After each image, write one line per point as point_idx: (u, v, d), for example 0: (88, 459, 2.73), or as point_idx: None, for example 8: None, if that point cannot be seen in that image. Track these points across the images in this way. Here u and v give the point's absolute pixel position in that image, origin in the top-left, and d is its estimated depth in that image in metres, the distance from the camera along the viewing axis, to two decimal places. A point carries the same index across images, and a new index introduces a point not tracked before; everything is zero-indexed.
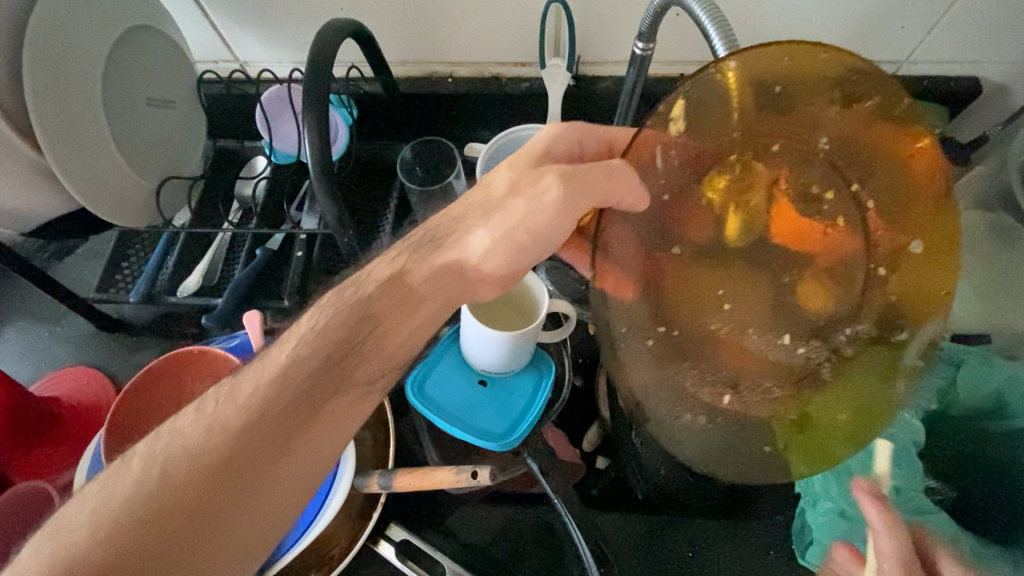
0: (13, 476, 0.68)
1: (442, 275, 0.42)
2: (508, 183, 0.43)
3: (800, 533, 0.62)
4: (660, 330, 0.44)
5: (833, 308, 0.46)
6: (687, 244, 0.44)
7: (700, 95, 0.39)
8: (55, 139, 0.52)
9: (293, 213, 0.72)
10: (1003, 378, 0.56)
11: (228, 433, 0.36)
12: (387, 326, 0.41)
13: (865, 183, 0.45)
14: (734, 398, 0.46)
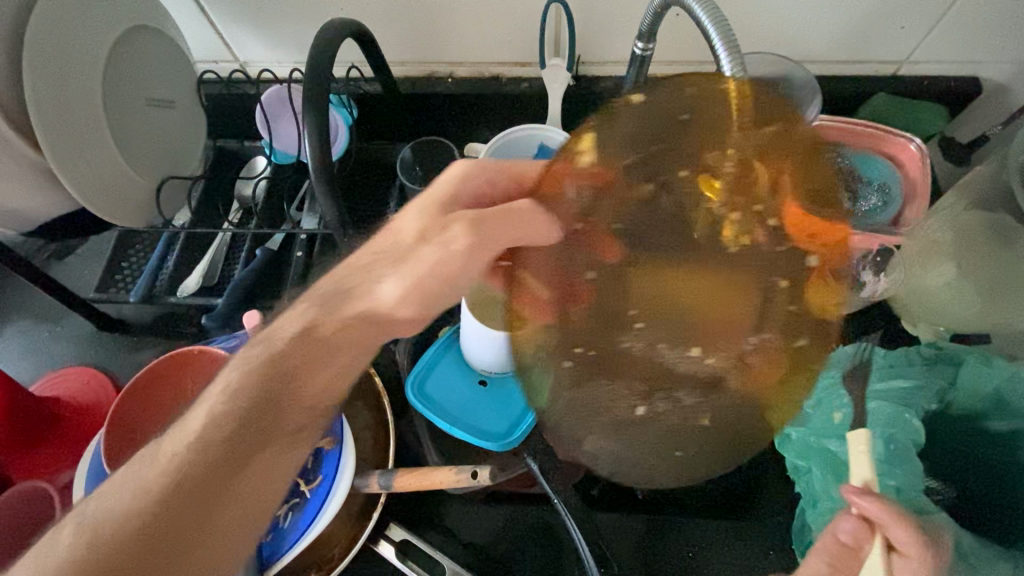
0: (13, 476, 0.68)
1: (354, 324, 0.41)
2: (417, 230, 0.42)
3: (800, 533, 0.61)
4: (573, 356, 0.47)
5: (742, 329, 0.45)
6: (596, 269, 0.44)
7: (610, 130, 0.43)
8: (57, 139, 0.53)
9: (293, 213, 0.72)
10: (1002, 377, 0.56)
11: (151, 498, 0.38)
12: (305, 377, 0.41)
13: (774, 203, 0.44)
14: (647, 408, 0.49)
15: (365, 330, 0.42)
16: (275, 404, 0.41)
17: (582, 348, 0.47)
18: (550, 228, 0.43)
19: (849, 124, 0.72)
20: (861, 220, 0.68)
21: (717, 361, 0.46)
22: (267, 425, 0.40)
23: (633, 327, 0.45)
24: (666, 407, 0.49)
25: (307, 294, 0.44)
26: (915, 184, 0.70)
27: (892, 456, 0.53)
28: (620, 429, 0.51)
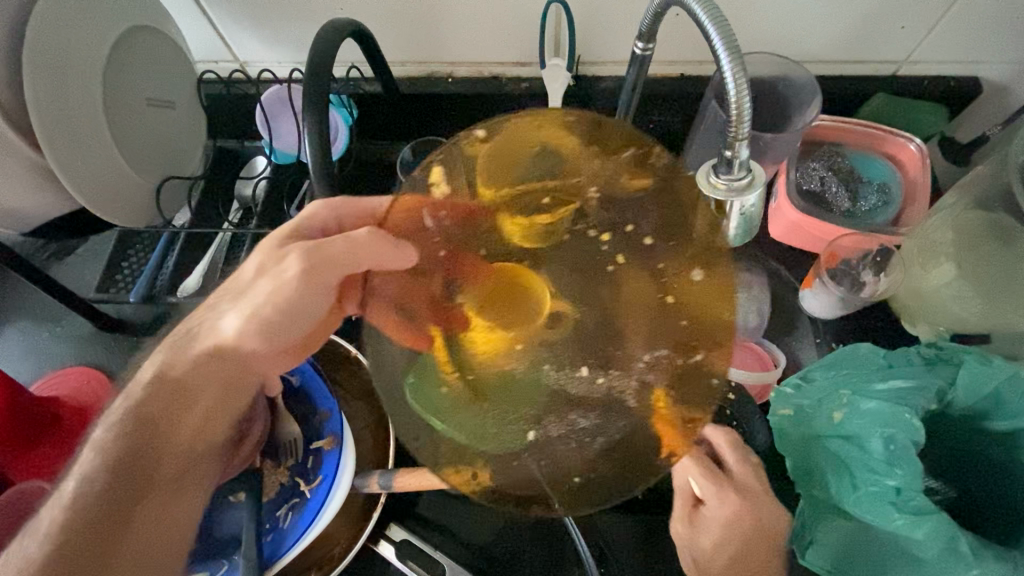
0: (13, 476, 0.68)
1: (206, 361, 0.48)
2: (255, 265, 0.48)
3: (798, 534, 0.59)
4: (455, 378, 0.49)
5: (633, 341, 0.52)
6: (466, 293, 0.52)
7: (455, 163, 0.55)
8: (57, 139, 0.53)
9: (292, 212, 0.71)
10: (1002, 377, 0.55)
11: (41, 562, 0.41)
12: (169, 420, 0.47)
13: (639, 224, 0.56)
14: (539, 432, 0.48)
15: (222, 363, 0.48)
16: (148, 452, 0.46)
17: (461, 375, 0.50)
18: (397, 251, 0.49)
19: (848, 124, 0.72)
20: (857, 221, 0.69)
21: (593, 380, 0.51)
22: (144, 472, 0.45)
23: (513, 347, 0.51)
24: (557, 431, 0.49)
25: (158, 353, 0.50)
26: (915, 185, 0.70)
27: (892, 457, 0.53)
28: (507, 460, 0.47)
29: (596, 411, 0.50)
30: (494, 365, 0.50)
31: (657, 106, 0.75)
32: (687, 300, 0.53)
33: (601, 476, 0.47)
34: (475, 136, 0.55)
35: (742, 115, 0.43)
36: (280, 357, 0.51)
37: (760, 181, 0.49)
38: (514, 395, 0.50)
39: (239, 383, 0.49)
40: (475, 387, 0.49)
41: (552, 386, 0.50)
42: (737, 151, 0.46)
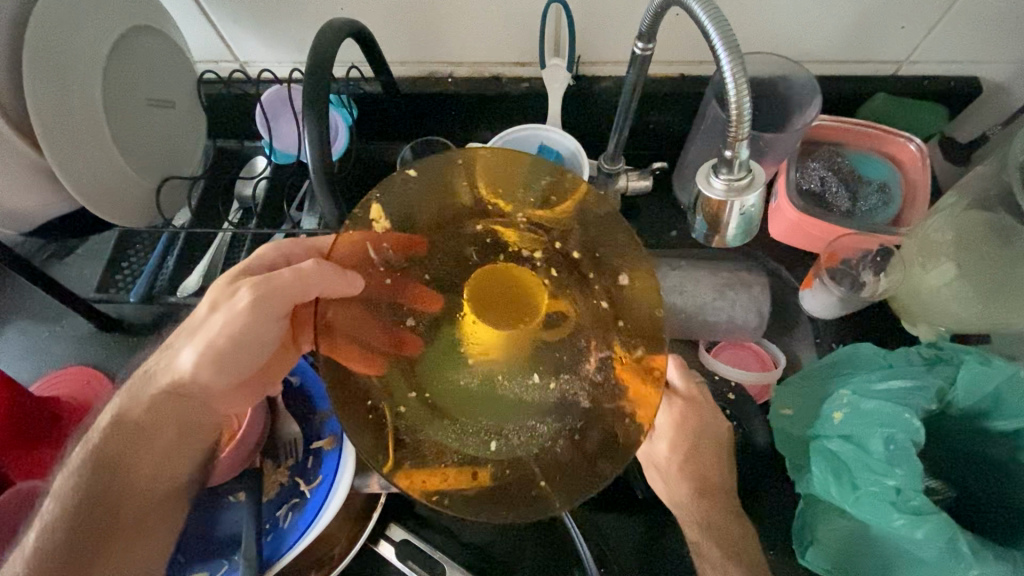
0: (13, 476, 0.67)
1: (162, 401, 0.50)
2: (208, 302, 0.50)
3: (799, 533, 0.60)
4: (411, 396, 0.48)
5: (576, 344, 0.52)
6: (419, 317, 0.51)
7: (390, 198, 0.51)
8: (56, 138, 0.52)
9: (293, 212, 0.72)
10: (1003, 378, 0.55)
11: None
12: (129, 459, 0.49)
13: (567, 241, 0.54)
14: (502, 442, 0.47)
15: (178, 400, 0.50)
16: (109, 495, 0.48)
17: (419, 394, 0.48)
18: (342, 278, 0.48)
19: (848, 124, 0.72)
20: (858, 221, 0.69)
21: (545, 385, 0.51)
22: (105, 514, 0.48)
23: (461, 361, 0.50)
24: (519, 438, 0.48)
25: (119, 398, 0.52)
26: (915, 185, 0.70)
27: (891, 456, 0.53)
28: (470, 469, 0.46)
29: (552, 413, 0.49)
30: (447, 379, 0.49)
31: (657, 106, 0.75)
32: (621, 304, 0.52)
33: (564, 475, 0.46)
34: (407, 177, 0.52)
35: (742, 116, 0.42)
36: (235, 392, 0.53)
37: (761, 181, 0.47)
38: (474, 410, 0.48)
39: (193, 422, 0.51)
40: (432, 404, 0.48)
41: (508, 395, 0.49)
42: (737, 151, 0.44)
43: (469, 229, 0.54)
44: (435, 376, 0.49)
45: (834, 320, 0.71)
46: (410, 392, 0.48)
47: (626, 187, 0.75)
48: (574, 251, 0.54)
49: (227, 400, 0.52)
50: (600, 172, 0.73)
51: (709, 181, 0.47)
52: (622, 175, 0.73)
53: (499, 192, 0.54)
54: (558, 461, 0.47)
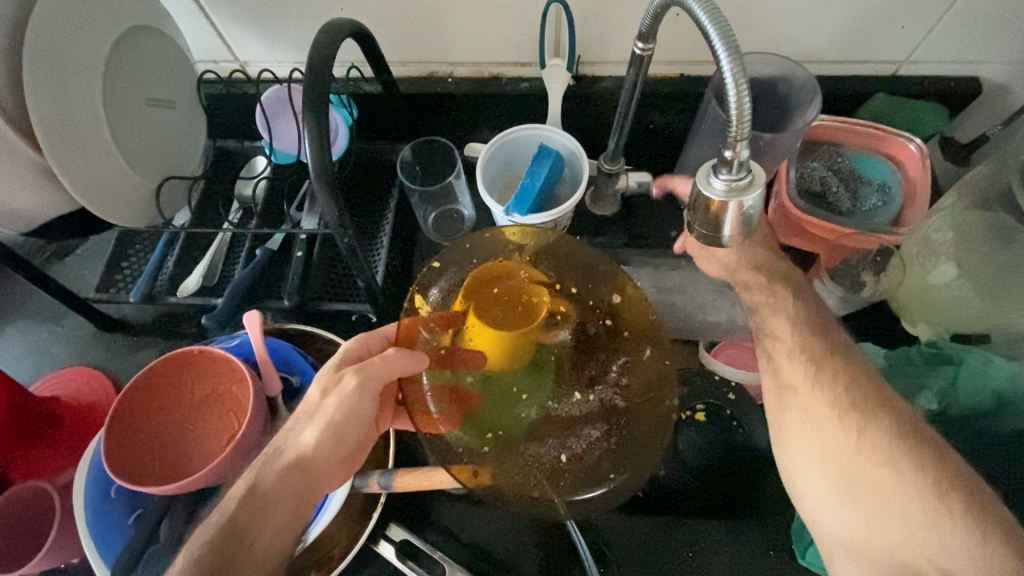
0: (13, 476, 0.68)
1: (286, 476, 0.48)
2: (319, 388, 0.50)
3: (799, 533, 0.63)
4: (490, 436, 0.50)
5: (595, 357, 0.56)
6: (476, 373, 0.53)
7: (429, 290, 0.57)
8: (56, 139, 0.52)
9: (293, 213, 0.72)
10: (1002, 378, 0.56)
11: None
12: (251, 535, 0.46)
13: (563, 279, 0.59)
14: (571, 454, 0.51)
15: (302, 476, 0.48)
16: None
17: (493, 432, 0.50)
18: (416, 357, 0.51)
19: (848, 124, 0.72)
20: (858, 221, 0.69)
21: (585, 398, 0.54)
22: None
23: (517, 396, 0.53)
24: (582, 445, 0.52)
25: (246, 471, 0.50)
26: (915, 184, 0.70)
27: None
28: (554, 478, 0.50)
29: (599, 420, 0.53)
30: (507, 414, 0.52)
31: (657, 106, 0.76)
32: (621, 315, 0.58)
33: (625, 456, 0.52)
34: (433, 269, 0.58)
35: (742, 116, 0.40)
36: (342, 468, 0.52)
37: (761, 180, 0.44)
38: (538, 435, 0.52)
39: (309, 501, 0.49)
40: (506, 437, 0.50)
41: (562, 414, 0.53)
42: (738, 151, 0.42)
43: (490, 292, 0.56)
44: (498, 414, 0.51)
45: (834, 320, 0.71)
46: (485, 435, 0.50)
47: (626, 186, 0.75)
48: (571, 290, 0.59)
49: (332, 477, 0.51)
50: (600, 172, 0.73)
51: (709, 180, 0.45)
52: (621, 175, 0.73)
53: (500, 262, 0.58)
54: (618, 450, 0.52)
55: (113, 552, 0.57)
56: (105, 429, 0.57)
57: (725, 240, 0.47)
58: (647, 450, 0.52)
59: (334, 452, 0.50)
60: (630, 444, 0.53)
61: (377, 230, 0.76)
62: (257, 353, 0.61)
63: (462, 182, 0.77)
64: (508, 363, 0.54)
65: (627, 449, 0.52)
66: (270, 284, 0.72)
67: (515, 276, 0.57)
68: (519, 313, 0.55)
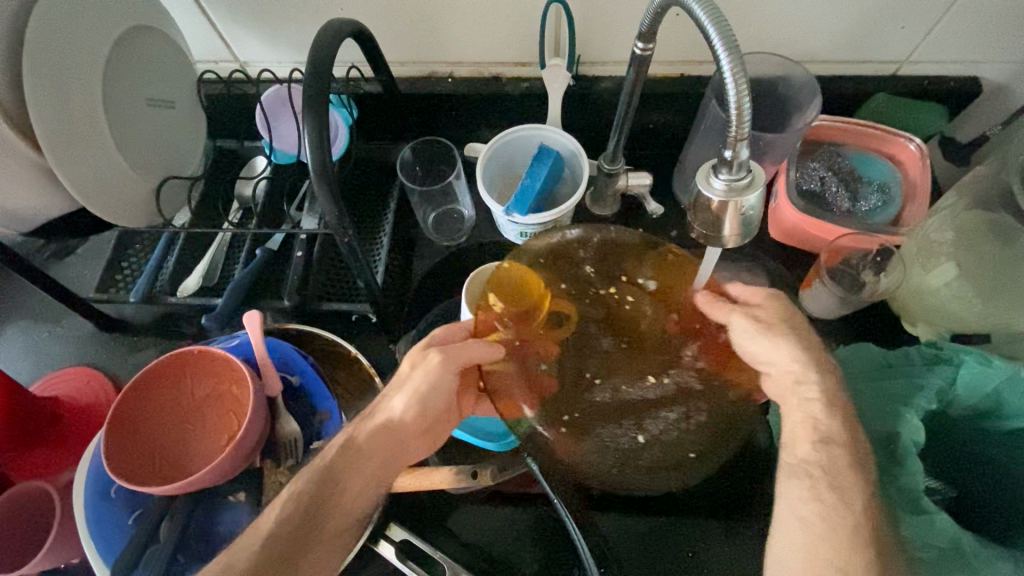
0: (13, 476, 0.68)
1: (374, 434, 0.51)
2: (408, 362, 0.53)
3: None
4: (563, 419, 0.51)
5: (672, 342, 0.54)
6: (549, 361, 0.52)
7: (501, 284, 0.57)
8: (56, 139, 0.52)
9: (293, 213, 0.73)
10: (1001, 379, 0.53)
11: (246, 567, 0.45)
12: (342, 483, 0.49)
13: (629, 272, 0.58)
14: (647, 435, 0.51)
15: (390, 438, 0.51)
16: (306, 540, 0.47)
17: (568, 416, 0.51)
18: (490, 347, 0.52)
19: (848, 124, 0.72)
20: (857, 221, 0.69)
21: (660, 382, 0.52)
22: (300, 550, 0.47)
23: (590, 380, 0.52)
24: (659, 428, 0.51)
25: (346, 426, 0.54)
26: (915, 185, 0.70)
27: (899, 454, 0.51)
28: (631, 458, 0.52)
29: (678, 404, 0.52)
30: (581, 396, 0.52)
31: (657, 106, 0.76)
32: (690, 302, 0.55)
33: (707, 438, 0.52)
34: (502, 268, 0.57)
35: (742, 116, 0.40)
36: (425, 439, 0.54)
37: (761, 179, 0.44)
38: (611, 417, 0.51)
39: (393, 461, 0.51)
40: (579, 421, 0.51)
41: (636, 398, 0.52)
42: (738, 151, 0.42)
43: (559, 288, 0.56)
44: (574, 397, 0.51)
45: (834, 320, 0.72)
46: (558, 417, 0.51)
47: (626, 187, 0.75)
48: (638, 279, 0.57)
49: (417, 446, 0.53)
50: (600, 173, 0.73)
51: (709, 180, 0.44)
52: (622, 175, 0.73)
53: (565, 259, 0.58)
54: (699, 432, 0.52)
55: (114, 553, 0.57)
56: (104, 431, 0.57)
57: (728, 242, 0.47)
58: (726, 433, 0.53)
59: (420, 421, 0.52)
60: (714, 430, 0.53)
61: (377, 229, 0.76)
62: (257, 353, 0.61)
63: (463, 182, 0.77)
64: (582, 352, 0.54)
65: (706, 436, 0.53)
66: (270, 284, 0.73)
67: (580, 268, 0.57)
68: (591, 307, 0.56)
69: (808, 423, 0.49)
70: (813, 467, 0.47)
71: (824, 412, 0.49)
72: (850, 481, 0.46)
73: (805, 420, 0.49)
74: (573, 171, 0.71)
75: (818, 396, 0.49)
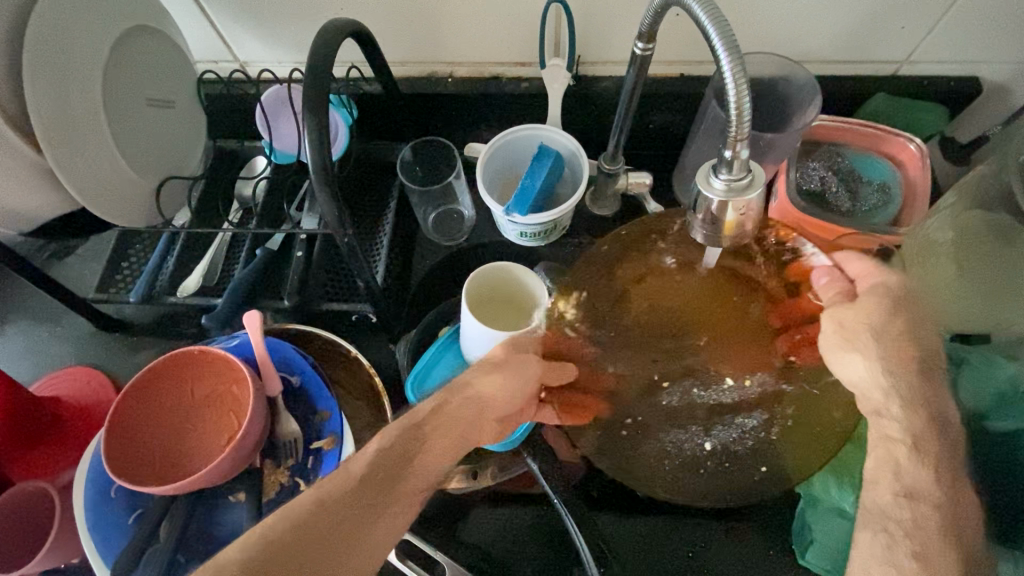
0: (13, 476, 0.68)
1: (458, 404, 0.51)
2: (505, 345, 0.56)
3: (799, 533, 0.63)
4: (626, 421, 0.58)
5: (763, 347, 0.54)
6: (610, 369, 0.57)
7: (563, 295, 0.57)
8: (56, 140, 0.52)
9: (293, 213, 0.72)
10: (1004, 379, 0.56)
11: (322, 503, 0.42)
12: (427, 437, 0.48)
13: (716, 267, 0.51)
14: (712, 440, 0.58)
15: (473, 408, 0.51)
16: (381, 495, 0.44)
17: (626, 424, 0.58)
18: (565, 367, 0.57)
19: (847, 124, 0.72)
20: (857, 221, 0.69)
21: (742, 385, 0.56)
22: (380, 499, 0.44)
23: (657, 385, 0.57)
24: (731, 435, 0.58)
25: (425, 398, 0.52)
26: (915, 185, 0.70)
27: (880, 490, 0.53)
28: (694, 462, 0.58)
29: (758, 410, 0.57)
30: (649, 401, 0.57)
31: (657, 106, 0.76)
32: (793, 287, 0.51)
33: (789, 451, 0.57)
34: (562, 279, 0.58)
35: (742, 116, 0.40)
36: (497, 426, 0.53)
37: (762, 180, 0.43)
38: (676, 418, 0.58)
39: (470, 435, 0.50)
40: (636, 424, 0.58)
41: (708, 400, 0.57)
42: (738, 151, 0.41)
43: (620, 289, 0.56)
44: (639, 402, 0.57)
45: None
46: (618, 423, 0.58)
47: (626, 186, 0.75)
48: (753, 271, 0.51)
49: (489, 431, 0.52)
50: (600, 172, 0.73)
51: (708, 181, 0.43)
52: (622, 175, 0.73)
53: (638, 260, 0.55)
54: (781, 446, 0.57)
55: (114, 553, 0.57)
56: (104, 432, 0.57)
57: (726, 242, 0.46)
58: (812, 444, 0.56)
59: (500, 400, 0.53)
60: (797, 443, 0.57)
61: (378, 229, 0.76)
62: (257, 353, 0.61)
63: (462, 182, 0.77)
64: (652, 358, 0.57)
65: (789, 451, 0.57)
66: (269, 283, 0.73)
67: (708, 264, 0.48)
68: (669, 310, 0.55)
69: (891, 466, 0.47)
70: (897, 524, 0.45)
71: (912, 458, 0.46)
72: (933, 542, 0.43)
73: (887, 459, 0.47)
74: (573, 171, 0.71)
75: (907, 441, 0.47)
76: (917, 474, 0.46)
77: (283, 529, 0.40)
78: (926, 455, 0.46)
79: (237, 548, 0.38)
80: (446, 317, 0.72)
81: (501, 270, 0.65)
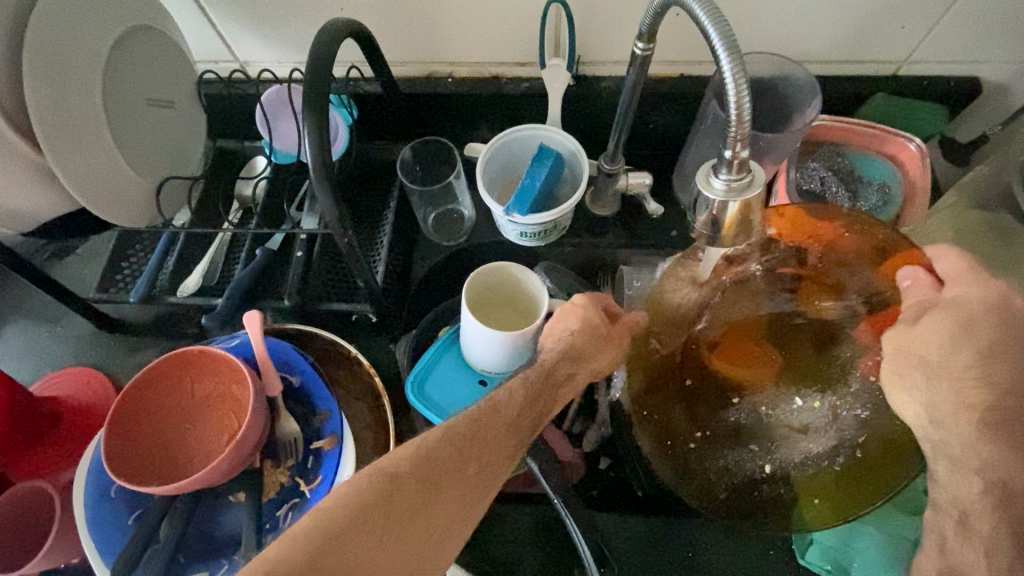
0: (13, 476, 0.68)
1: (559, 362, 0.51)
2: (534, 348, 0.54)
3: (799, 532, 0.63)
4: (698, 434, 0.57)
5: (842, 356, 0.56)
6: (691, 376, 0.58)
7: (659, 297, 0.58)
8: (56, 140, 0.52)
9: (293, 213, 0.72)
10: None
11: (463, 430, 0.44)
12: (537, 408, 0.49)
13: (793, 281, 0.58)
14: (773, 462, 0.56)
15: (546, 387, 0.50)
16: (512, 435, 0.46)
17: (701, 433, 0.57)
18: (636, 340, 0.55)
19: (848, 124, 0.71)
20: None
21: (813, 406, 0.56)
22: (510, 440, 0.46)
23: (728, 400, 0.58)
24: (793, 457, 0.56)
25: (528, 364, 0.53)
26: (915, 187, 0.70)
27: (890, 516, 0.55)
28: (748, 485, 0.56)
29: (826, 436, 0.55)
30: (722, 417, 0.57)
31: (658, 105, 0.75)
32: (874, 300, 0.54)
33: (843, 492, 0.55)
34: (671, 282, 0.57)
35: (743, 116, 0.40)
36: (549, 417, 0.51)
37: (762, 180, 0.44)
38: (741, 435, 0.57)
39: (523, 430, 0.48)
40: (706, 438, 0.57)
41: (781, 424, 0.56)
42: (739, 151, 0.41)
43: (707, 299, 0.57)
44: (713, 418, 0.57)
45: None
46: (694, 433, 0.57)
47: (626, 186, 0.75)
48: (833, 268, 0.57)
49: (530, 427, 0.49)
50: (600, 173, 0.73)
51: (708, 180, 0.43)
52: (622, 175, 0.73)
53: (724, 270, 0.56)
54: (835, 478, 0.55)
55: (114, 553, 0.57)
56: (104, 432, 0.57)
57: (729, 241, 0.46)
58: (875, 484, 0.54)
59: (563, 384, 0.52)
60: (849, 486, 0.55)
61: (378, 229, 0.76)
62: (257, 354, 0.61)
63: (462, 182, 0.77)
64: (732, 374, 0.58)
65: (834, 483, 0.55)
66: (269, 283, 0.72)
67: (797, 246, 0.56)
68: (742, 331, 0.58)
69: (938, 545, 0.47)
70: None
71: (959, 536, 0.45)
72: None
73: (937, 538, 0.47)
74: (574, 172, 0.71)
75: (954, 515, 0.46)
76: (963, 553, 0.44)
77: (434, 446, 0.43)
78: (974, 535, 0.44)
79: (403, 459, 0.41)
80: (447, 317, 0.72)
81: (514, 271, 0.64)
